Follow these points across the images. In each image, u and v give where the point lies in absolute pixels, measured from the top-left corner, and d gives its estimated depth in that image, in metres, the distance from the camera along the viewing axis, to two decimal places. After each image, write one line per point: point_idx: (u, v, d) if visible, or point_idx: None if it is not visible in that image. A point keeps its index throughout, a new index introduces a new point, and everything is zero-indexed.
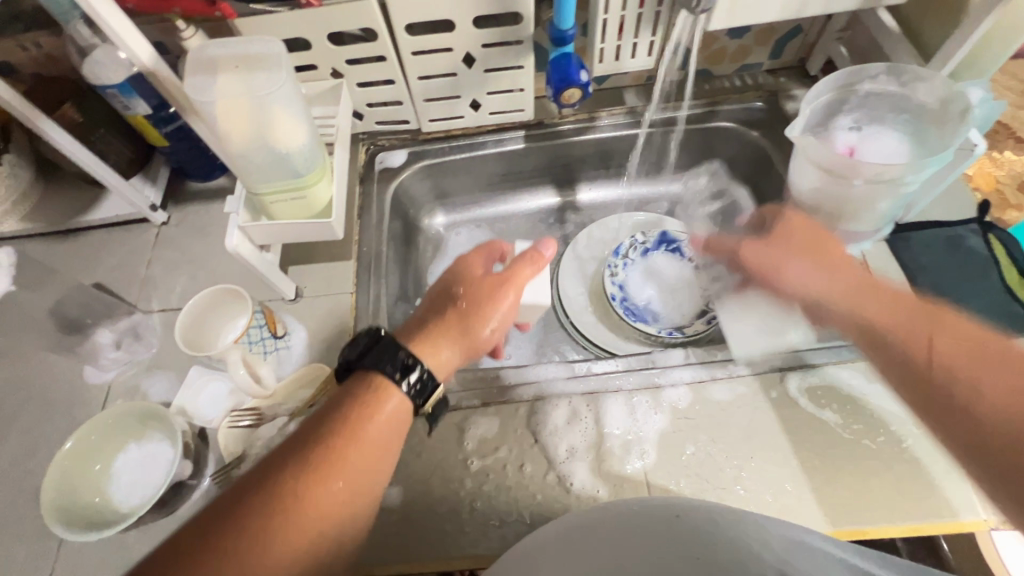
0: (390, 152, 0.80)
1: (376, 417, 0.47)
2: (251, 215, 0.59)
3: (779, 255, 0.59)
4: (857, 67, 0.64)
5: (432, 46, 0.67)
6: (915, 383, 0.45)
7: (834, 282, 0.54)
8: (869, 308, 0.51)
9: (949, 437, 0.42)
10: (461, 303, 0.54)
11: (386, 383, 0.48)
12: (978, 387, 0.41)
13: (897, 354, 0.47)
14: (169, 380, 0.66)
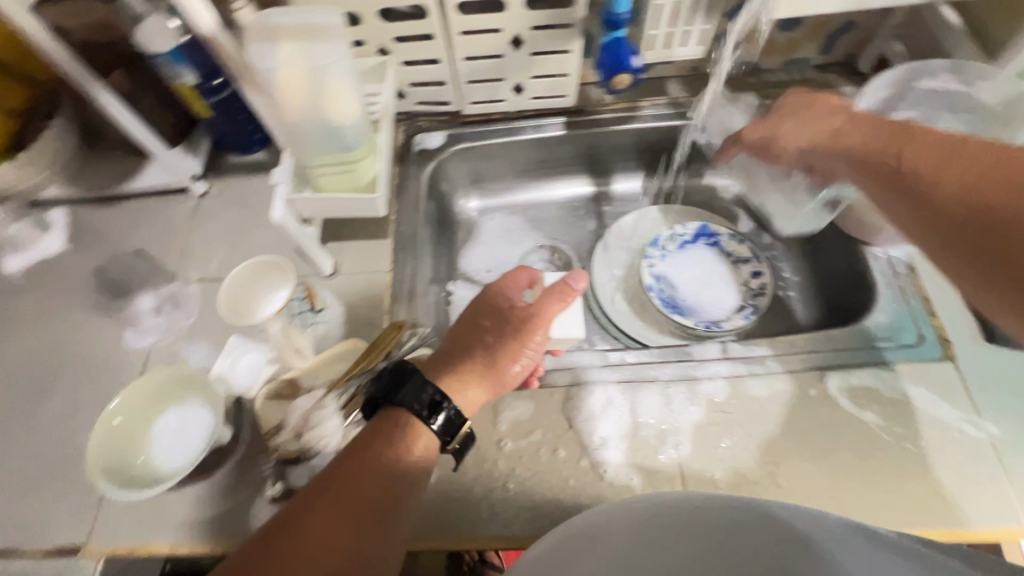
0: (428, 133, 0.80)
1: (395, 456, 0.48)
2: (297, 187, 0.60)
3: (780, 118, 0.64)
4: (919, 64, 0.65)
5: (481, 26, 0.66)
6: (901, 198, 0.51)
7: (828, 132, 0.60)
8: (858, 140, 0.56)
9: (931, 235, 0.49)
10: (488, 338, 0.55)
11: (415, 423, 0.49)
12: (944, 182, 0.47)
13: (884, 181, 0.53)
14: (206, 348, 0.67)
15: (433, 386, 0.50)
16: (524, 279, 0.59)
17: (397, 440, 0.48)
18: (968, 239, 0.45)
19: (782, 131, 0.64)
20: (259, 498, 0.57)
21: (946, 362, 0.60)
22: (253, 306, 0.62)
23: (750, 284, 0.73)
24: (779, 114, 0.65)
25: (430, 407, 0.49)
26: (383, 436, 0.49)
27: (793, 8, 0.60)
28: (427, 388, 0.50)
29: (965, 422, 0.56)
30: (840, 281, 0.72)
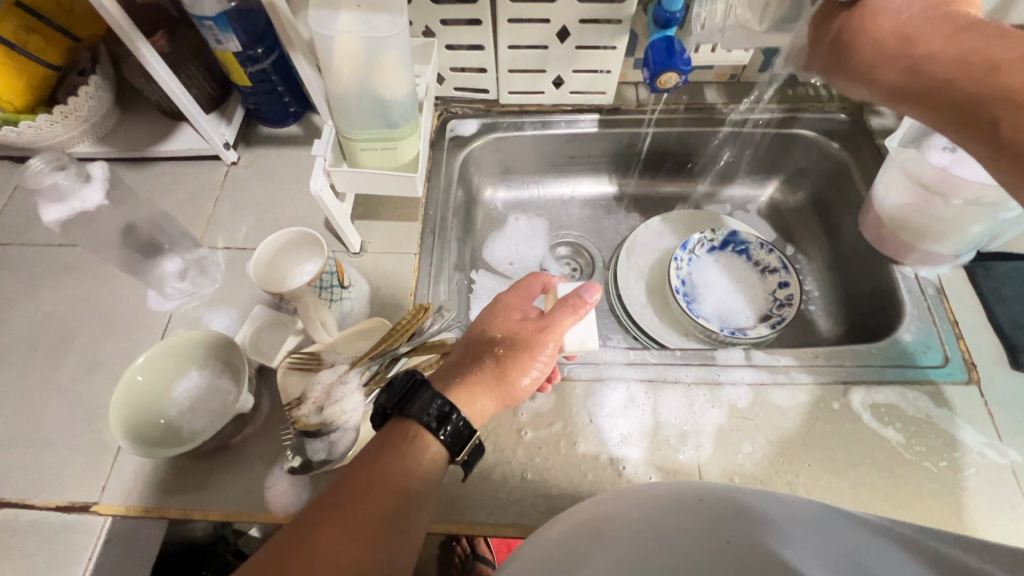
0: (462, 120, 0.79)
1: (413, 461, 0.46)
2: (336, 159, 0.60)
3: (851, 22, 0.54)
4: None
5: (530, 15, 0.66)
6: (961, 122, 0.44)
7: (899, 48, 0.50)
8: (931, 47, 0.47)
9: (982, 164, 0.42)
10: (498, 349, 0.54)
11: (422, 432, 0.47)
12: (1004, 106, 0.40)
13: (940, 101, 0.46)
14: (230, 316, 0.67)
15: (441, 396, 0.48)
16: (536, 288, 0.60)
17: (406, 452, 0.46)
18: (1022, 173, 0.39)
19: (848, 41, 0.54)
20: (276, 468, 0.57)
21: (971, 384, 0.60)
22: (295, 266, 0.63)
23: (776, 295, 0.72)
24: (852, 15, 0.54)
25: (439, 418, 0.47)
26: (397, 446, 0.46)
27: None
28: (438, 399, 0.48)
29: (987, 446, 0.56)
30: (865, 297, 0.72)
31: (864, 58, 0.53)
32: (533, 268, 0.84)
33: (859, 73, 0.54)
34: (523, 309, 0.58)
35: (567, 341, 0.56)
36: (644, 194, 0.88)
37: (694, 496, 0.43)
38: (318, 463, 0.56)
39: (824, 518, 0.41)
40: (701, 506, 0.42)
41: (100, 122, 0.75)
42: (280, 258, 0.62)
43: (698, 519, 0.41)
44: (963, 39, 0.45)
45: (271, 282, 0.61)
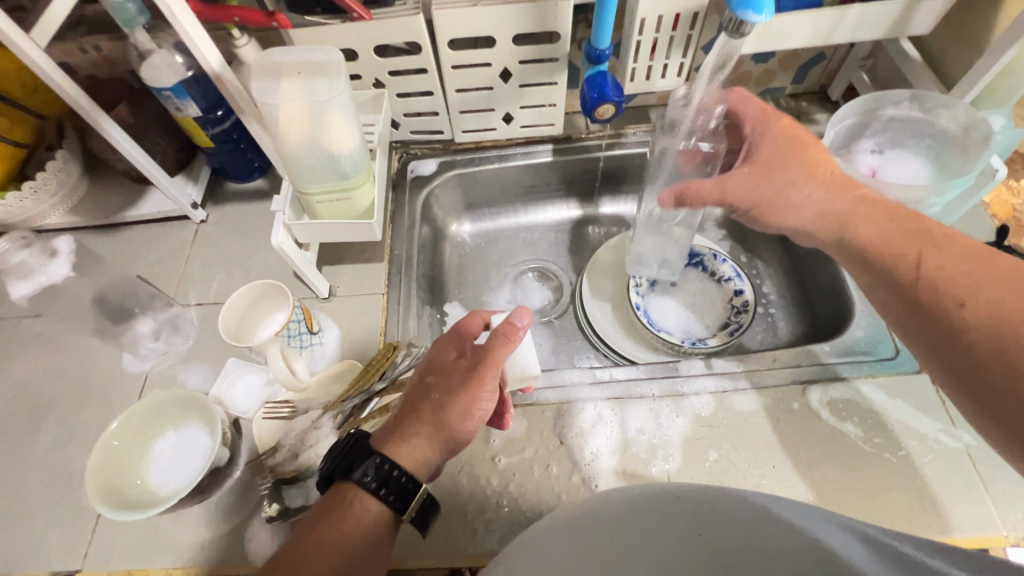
0: (421, 161, 0.83)
1: (360, 524, 0.45)
2: (295, 214, 0.62)
3: (791, 177, 0.55)
4: (881, 93, 0.65)
5: (472, 61, 0.70)
6: (891, 289, 0.46)
7: (825, 216, 0.53)
8: (862, 213, 0.51)
9: (909, 331, 0.44)
10: (435, 394, 0.51)
11: (363, 493, 0.46)
12: (935, 282, 0.43)
13: (886, 270, 0.47)
14: (205, 371, 0.68)
15: (383, 456, 0.46)
16: (476, 324, 0.57)
17: (350, 515, 0.45)
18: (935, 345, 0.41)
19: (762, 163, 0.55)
20: (255, 520, 0.58)
21: (922, 373, 0.62)
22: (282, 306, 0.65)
23: (734, 302, 0.75)
24: (794, 173, 0.54)
25: (381, 480, 0.46)
26: (344, 509, 0.46)
27: (762, 42, 0.62)
28: (380, 460, 0.46)
29: (942, 432, 0.58)
30: (825, 297, 0.74)
31: (791, 221, 0.55)
32: (502, 295, 0.86)
33: (771, 199, 0.55)
34: (459, 347, 0.54)
35: (510, 368, 0.58)
36: (602, 214, 0.91)
37: (669, 491, 0.45)
38: (296, 509, 0.57)
39: (804, 512, 0.42)
40: (679, 504, 0.43)
41: (70, 194, 0.78)
42: (263, 298, 0.64)
43: (671, 516, 0.43)
44: (879, 222, 0.50)
45: (247, 313, 0.64)
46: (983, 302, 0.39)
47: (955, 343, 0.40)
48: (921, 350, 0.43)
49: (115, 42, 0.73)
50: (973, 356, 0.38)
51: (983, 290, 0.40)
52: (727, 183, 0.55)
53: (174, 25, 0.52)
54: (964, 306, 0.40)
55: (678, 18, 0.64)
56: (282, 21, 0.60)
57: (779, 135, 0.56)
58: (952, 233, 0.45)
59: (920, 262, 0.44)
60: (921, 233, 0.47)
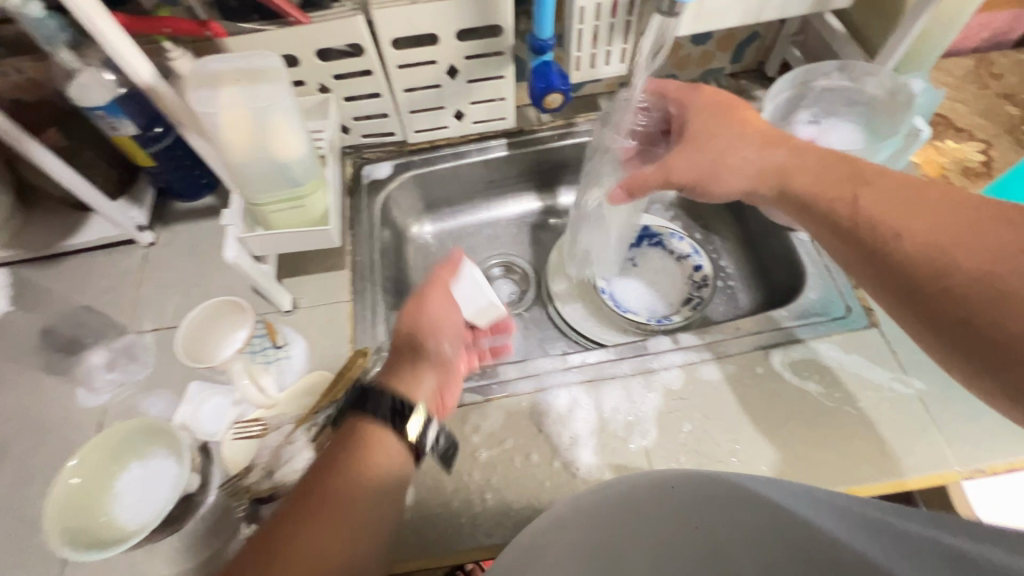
0: (376, 165, 0.83)
1: (383, 460, 0.47)
2: (249, 226, 0.61)
3: (725, 141, 0.57)
4: (811, 66, 0.68)
5: (417, 60, 0.70)
6: (834, 231, 0.48)
7: (764, 171, 0.54)
8: (800, 160, 0.53)
9: (860, 269, 0.46)
10: (409, 331, 0.56)
11: (376, 429, 0.48)
12: (872, 218, 0.45)
13: (825, 214, 0.49)
14: (167, 398, 0.65)
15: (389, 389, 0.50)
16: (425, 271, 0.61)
17: (369, 452, 0.47)
18: (885, 279, 0.44)
19: (700, 130, 0.59)
20: (233, 544, 0.56)
21: (872, 327, 0.66)
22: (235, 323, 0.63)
23: (693, 278, 0.78)
24: (728, 138, 0.57)
25: (393, 412, 0.49)
26: (366, 442, 0.48)
27: (696, 23, 0.65)
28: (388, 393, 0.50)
29: (895, 380, 0.62)
30: (780, 265, 0.77)
31: (729, 183, 0.57)
32: None
33: (710, 163, 0.58)
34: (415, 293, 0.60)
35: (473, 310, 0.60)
36: (561, 204, 0.92)
37: (664, 483, 0.42)
38: None
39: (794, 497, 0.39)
40: (673, 497, 0.41)
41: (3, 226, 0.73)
42: (219, 314, 0.62)
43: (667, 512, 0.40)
44: (811, 168, 0.52)
45: (200, 324, 0.61)
46: (917, 233, 0.42)
47: (899, 271, 0.42)
48: (869, 283, 0.46)
49: (39, 62, 0.69)
50: (918, 284, 0.41)
51: (914, 220, 0.43)
52: (668, 165, 0.59)
53: (99, 39, 0.50)
54: (900, 236, 0.42)
55: (616, 4, 0.65)
56: (217, 30, 0.60)
57: (705, 105, 0.60)
58: (878, 168, 0.48)
59: (855, 202, 0.47)
60: (850, 174, 0.49)
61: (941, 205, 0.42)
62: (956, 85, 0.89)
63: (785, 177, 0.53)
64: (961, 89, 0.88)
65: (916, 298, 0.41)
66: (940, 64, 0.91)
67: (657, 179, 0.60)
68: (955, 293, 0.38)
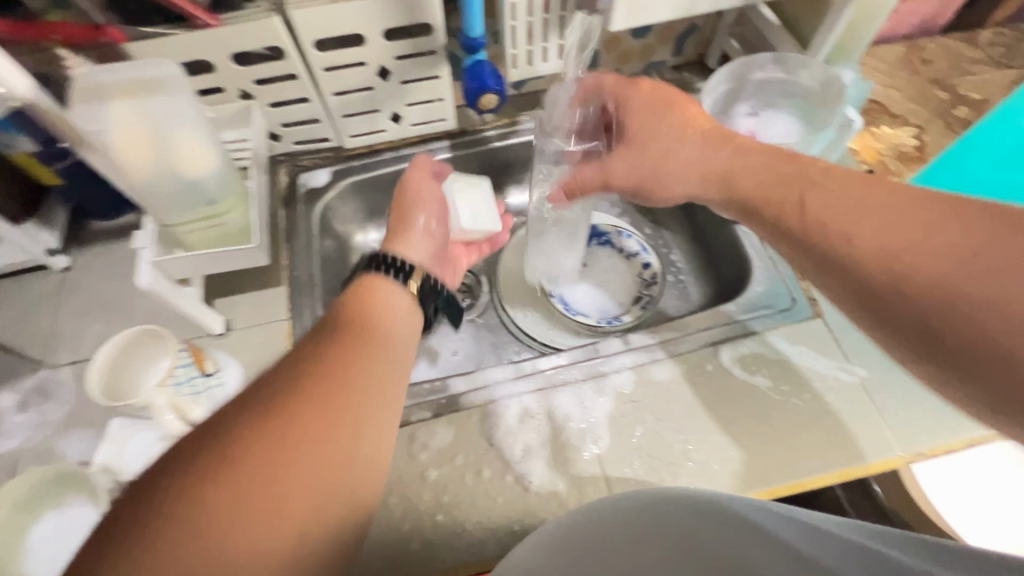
0: (312, 173, 0.78)
1: (395, 304, 0.52)
2: (165, 248, 0.57)
3: (666, 151, 0.56)
4: (747, 58, 0.68)
5: (344, 62, 0.66)
6: (786, 234, 0.47)
7: (709, 175, 0.54)
8: (745, 163, 0.52)
9: (817, 272, 0.45)
10: (404, 213, 0.63)
11: (385, 281, 0.53)
12: (823, 222, 0.44)
13: (775, 219, 0.48)
14: (88, 438, 0.60)
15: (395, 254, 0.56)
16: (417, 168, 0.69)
17: (382, 298, 0.52)
18: (843, 281, 0.43)
19: (648, 125, 0.57)
20: None
21: (816, 317, 0.66)
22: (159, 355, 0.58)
23: (643, 276, 0.77)
24: (668, 145, 0.55)
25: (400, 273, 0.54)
26: (369, 289, 0.52)
27: (630, 18, 0.63)
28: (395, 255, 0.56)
29: (840, 369, 0.62)
30: (727, 257, 0.77)
31: (678, 189, 0.56)
32: None
33: (652, 171, 0.56)
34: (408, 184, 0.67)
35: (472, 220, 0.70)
36: (511, 205, 0.90)
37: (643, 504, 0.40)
38: None
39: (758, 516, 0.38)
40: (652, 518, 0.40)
41: None
42: (147, 341, 0.58)
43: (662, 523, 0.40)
44: (759, 173, 0.50)
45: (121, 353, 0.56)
46: (869, 237, 0.41)
47: (852, 276, 0.42)
48: (823, 283, 0.45)
49: None
50: (875, 287, 0.40)
51: (865, 222, 0.42)
52: (607, 167, 0.58)
53: None
54: (850, 241, 0.42)
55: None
56: (113, 35, 0.56)
57: (642, 104, 0.58)
58: (823, 168, 0.47)
59: (804, 206, 0.46)
60: (796, 176, 0.48)
61: (892, 206, 0.41)
62: (888, 71, 0.90)
63: (732, 180, 0.52)
64: (894, 76, 0.90)
65: (875, 297, 0.41)
66: (873, 51, 0.92)
67: (595, 175, 0.58)
68: (911, 297, 0.38)
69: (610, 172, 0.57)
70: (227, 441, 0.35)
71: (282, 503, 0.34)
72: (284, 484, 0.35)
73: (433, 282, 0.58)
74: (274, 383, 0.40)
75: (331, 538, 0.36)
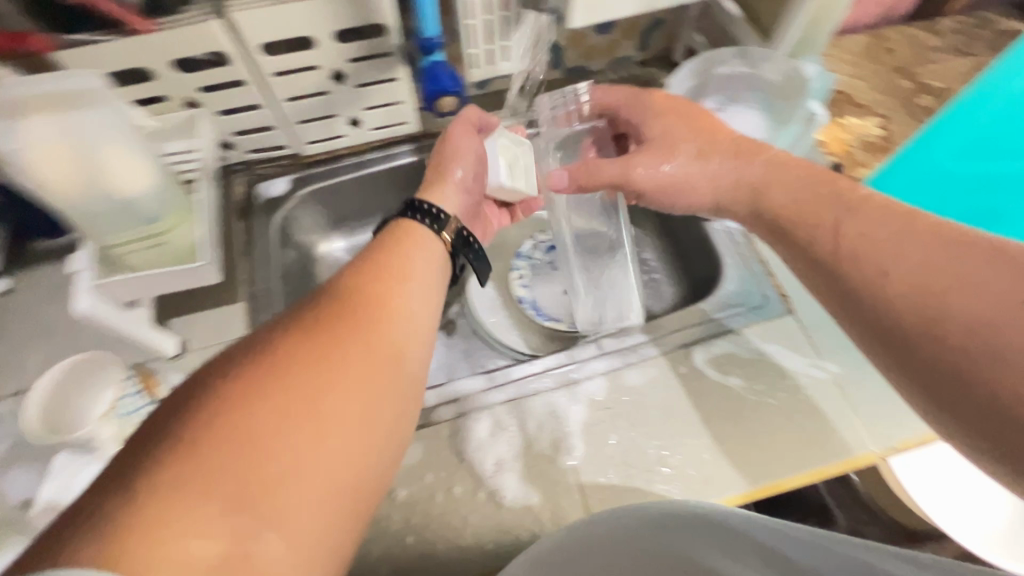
0: (270, 182, 0.75)
1: (422, 249, 0.56)
2: (105, 270, 0.53)
3: (701, 160, 0.58)
4: (710, 53, 0.67)
5: (294, 66, 0.63)
6: (818, 264, 0.50)
7: (743, 189, 0.57)
8: (782, 183, 0.55)
9: (848, 310, 0.47)
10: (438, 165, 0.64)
11: (413, 225, 0.58)
12: (859, 257, 0.47)
13: (812, 243, 0.50)
14: (32, 474, 0.56)
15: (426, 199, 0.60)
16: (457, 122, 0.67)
17: (411, 240, 0.56)
18: (876, 322, 0.45)
19: (676, 129, 0.60)
20: None
21: (787, 314, 0.65)
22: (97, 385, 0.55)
23: None
24: (699, 154, 0.58)
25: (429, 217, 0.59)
26: (402, 233, 0.56)
27: (590, 14, 0.61)
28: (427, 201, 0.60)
29: (812, 366, 0.62)
30: (699, 254, 0.76)
31: (703, 201, 0.59)
32: None
33: (683, 181, 0.59)
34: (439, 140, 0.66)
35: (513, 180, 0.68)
36: None
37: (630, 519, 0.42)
38: None
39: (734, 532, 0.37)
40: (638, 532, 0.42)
41: None
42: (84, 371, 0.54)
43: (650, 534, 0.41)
44: (801, 194, 0.53)
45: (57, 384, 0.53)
46: (906, 274, 0.44)
47: (883, 314, 0.44)
48: (848, 321, 0.48)
49: None
50: (903, 328, 0.43)
51: (901, 261, 0.45)
52: (630, 163, 0.59)
53: None
54: (887, 275, 0.45)
55: None
56: (39, 44, 0.53)
57: (665, 110, 0.61)
58: (863, 199, 0.50)
59: (840, 235, 0.49)
60: (834, 203, 0.51)
61: (925, 246, 0.45)
62: (853, 62, 0.90)
63: (768, 198, 0.55)
64: (858, 66, 0.90)
65: (904, 339, 0.43)
66: (838, 41, 0.92)
67: (610, 177, 0.60)
68: (943, 339, 0.40)
69: (627, 176, 0.59)
70: (275, 359, 0.39)
71: (318, 410, 0.37)
72: (327, 402, 0.38)
73: (466, 232, 0.61)
74: (314, 316, 0.44)
75: (358, 465, 0.38)
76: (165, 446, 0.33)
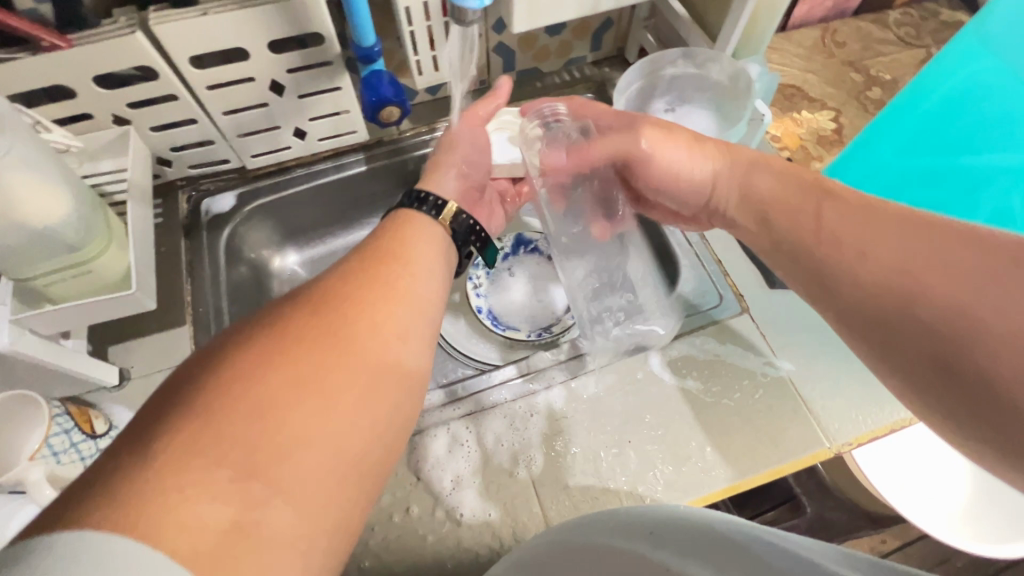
0: (215, 197, 0.72)
1: (424, 229, 0.53)
2: (28, 304, 0.51)
3: (691, 159, 0.56)
4: (656, 55, 0.67)
5: (229, 78, 0.60)
6: (797, 252, 0.47)
7: (729, 184, 0.54)
8: (764, 177, 0.52)
9: (827, 298, 0.44)
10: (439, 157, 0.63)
11: (414, 213, 0.54)
12: (838, 239, 0.44)
13: (790, 233, 0.48)
14: None
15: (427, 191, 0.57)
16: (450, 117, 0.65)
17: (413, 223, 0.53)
18: (856, 305, 0.41)
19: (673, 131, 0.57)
20: None
21: (743, 312, 0.66)
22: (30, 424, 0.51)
23: None
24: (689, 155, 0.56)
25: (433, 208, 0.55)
26: (402, 218, 0.54)
27: (534, 18, 0.60)
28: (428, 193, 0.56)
29: (767, 364, 0.62)
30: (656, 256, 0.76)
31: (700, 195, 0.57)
32: None
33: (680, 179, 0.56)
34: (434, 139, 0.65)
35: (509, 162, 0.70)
36: None
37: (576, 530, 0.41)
38: None
39: None
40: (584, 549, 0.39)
41: None
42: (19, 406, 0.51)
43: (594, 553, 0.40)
44: (787, 186, 0.51)
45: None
46: (881, 255, 0.40)
47: (863, 297, 0.41)
48: (829, 312, 0.45)
49: None
50: (883, 313, 0.39)
51: (879, 241, 0.41)
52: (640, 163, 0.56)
53: None
54: (865, 256, 0.41)
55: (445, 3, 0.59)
56: None
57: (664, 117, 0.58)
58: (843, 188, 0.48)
59: (821, 225, 0.46)
60: (818, 193, 0.49)
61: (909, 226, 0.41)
62: (805, 56, 0.91)
63: (754, 189, 0.53)
64: (809, 60, 0.91)
65: (883, 325, 0.39)
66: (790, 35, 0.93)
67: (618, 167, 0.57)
68: (919, 315, 0.36)
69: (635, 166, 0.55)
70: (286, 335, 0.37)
71: (320, 385, 0.35)
72: (335, 382, 0.36)
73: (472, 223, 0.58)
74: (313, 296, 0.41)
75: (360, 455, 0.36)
76: (152, 428, 0.31)
